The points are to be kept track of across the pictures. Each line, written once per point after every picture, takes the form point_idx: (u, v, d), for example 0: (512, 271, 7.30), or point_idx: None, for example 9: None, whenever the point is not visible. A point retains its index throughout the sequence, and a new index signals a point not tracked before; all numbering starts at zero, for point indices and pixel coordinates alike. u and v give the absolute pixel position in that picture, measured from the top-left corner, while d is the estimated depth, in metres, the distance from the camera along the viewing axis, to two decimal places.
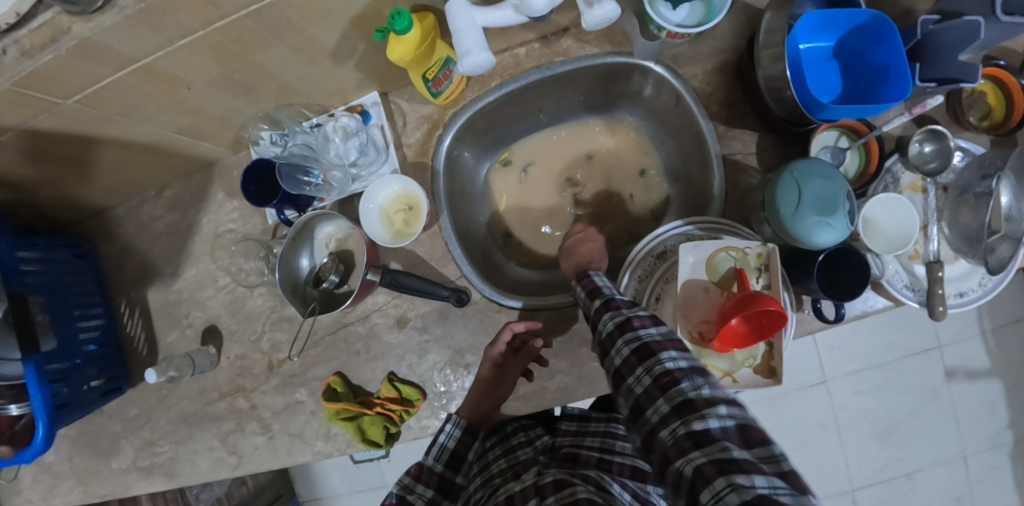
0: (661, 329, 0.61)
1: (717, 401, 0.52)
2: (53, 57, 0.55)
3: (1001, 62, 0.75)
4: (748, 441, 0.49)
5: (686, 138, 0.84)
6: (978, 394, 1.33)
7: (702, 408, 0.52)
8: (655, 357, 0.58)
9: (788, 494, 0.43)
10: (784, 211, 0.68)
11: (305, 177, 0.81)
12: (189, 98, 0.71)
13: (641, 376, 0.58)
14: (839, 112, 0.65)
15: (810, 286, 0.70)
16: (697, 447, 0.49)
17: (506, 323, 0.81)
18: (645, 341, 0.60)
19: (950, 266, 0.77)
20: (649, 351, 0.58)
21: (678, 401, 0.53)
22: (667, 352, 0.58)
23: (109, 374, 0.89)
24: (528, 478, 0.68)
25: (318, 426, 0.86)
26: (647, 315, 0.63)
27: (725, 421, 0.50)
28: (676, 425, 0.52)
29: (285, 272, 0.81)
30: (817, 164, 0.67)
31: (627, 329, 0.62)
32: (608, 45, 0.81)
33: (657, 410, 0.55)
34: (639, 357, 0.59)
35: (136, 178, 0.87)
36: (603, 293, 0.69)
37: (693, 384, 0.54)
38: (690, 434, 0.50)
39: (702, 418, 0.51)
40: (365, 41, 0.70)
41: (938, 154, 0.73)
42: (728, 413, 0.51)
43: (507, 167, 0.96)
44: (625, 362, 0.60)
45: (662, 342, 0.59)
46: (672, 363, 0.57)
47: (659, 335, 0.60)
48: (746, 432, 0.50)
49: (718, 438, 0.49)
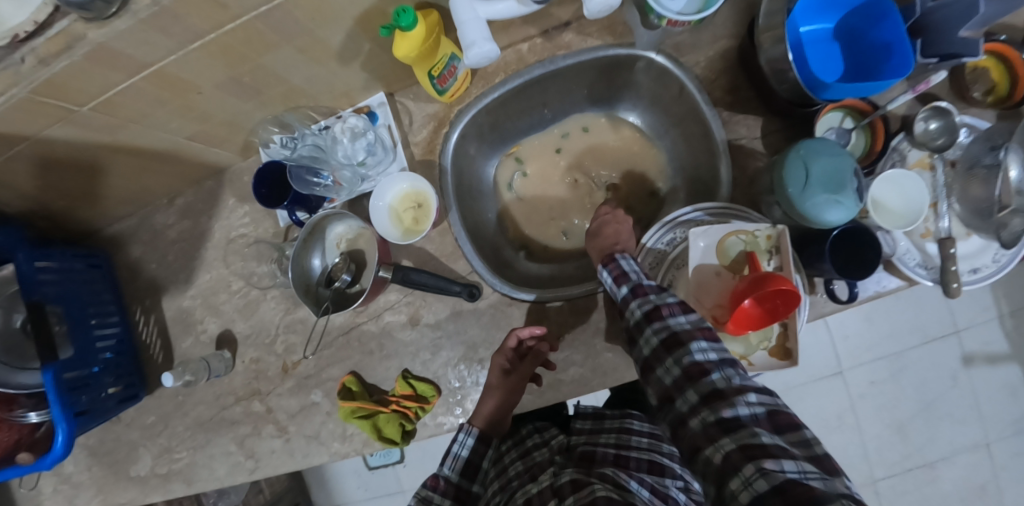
0: (690, 318, 0.61)
1: (747, 389, 0.53)
2: (68, 64, 0.57)
3: (1002, 37, 0.75)
4: (778, 427, 0.50)
5: (691, 127, 0.85)
6: (999, 379, 1.31)
7: (732, 396, 0.53)
8: (686, 347, 0.58)
9: (818, 478, 0.44)
10: (793, 190, 0.67)
11: (314, 178, 0.82)
12: (200, 103, 0.72)
13: (670, 366, 0.59)
14: (843, 91, 0.66)
15: (823, 267, 0.70)
16: (726, 433, 0.50)
17: (512, 327, 0.82)
18: (674, 331, 0.60)
19: (962, 242, 0.76)
20: (680, 341, 0.59)
21: (708, 392, 0.54)
22: (698, 342, 0.58)
23: (125, 382, 0.90)
24: (544, 479, 0.69)
25: (334, 427, 0.86)
26: (676, 303, 0.63)
27: (754, 408, 0.51)
28: (706, 414, 0.53)
29: (298, 273, 0.81)
30: (824, 142, 0.68)
31: (655, 318, 0.62)
32: (609, 37, 0.82)
33: (686, 401, 0.55)
34: (668, 348, 0.60)
35: (148, 187, 0.88)
36: (630, 278, 0.68)
37: (724, 375, 0.55)
38: (720, 422, 0.51)
39: (730, 405, 0.52)
40: (370, 40, 0.71)
41: (944, 130, 0.73)
42: (757, 400, 0.52)
43: (512, 160, 0.98)
44: (654, 353, 0.61)
45: (691, 331, 0.60)
46: (702, 355, 0.57)
47: (687, 324, 0.61)
48: (777, 419, 0.51)
49: (749, 424, 0.50)
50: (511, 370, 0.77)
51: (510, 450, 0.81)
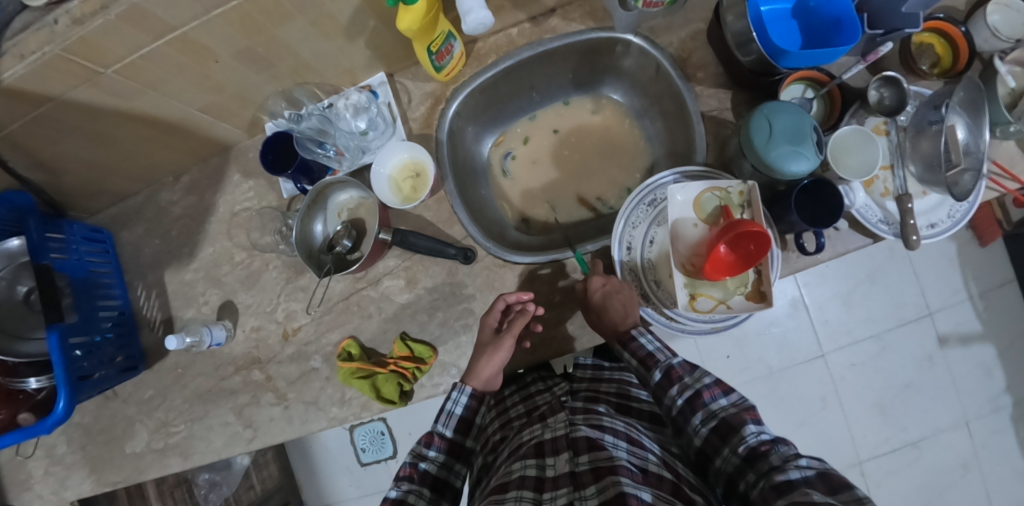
0: (731, 399, 0.66)
1: (798, 455, 0.56)
2: (102, 23, 0.62)
3: (940, 15, 0.83)
4: (832, 487, 0.52)
5: (668, 103, 0.92)
6: (974, 359, 1.36)
7: (787, 467, 0.55)
8: (738, 433, 0.62)
9: None
10: (758, 144, 0.73)
11: (318, 147, 0.87)
12: (215, 72, 0.78)
13: (728, 455, 0.62)
14: (800, 58, 0.74)
15: (791, 220, 0.76)
16: (780, 496, 0.53)
17: (500, 294, 0.85)
18: (721, 417, 0.64)
19: (920, 200, 0.83)
20: (730, 428, 0.63)
21: (764, 469, 0.57)
22: (748, 426, 0.62)
23: (126, 353, 0.92)
24: (557, 425, 0.74)
25: (333, 392, 0.88)
26: (714, 384, 0.67)
27: (805, 470, 0.54)
28: (761, 482, 0.56)
29: (301, 238, 0.86)
30: (784, 103, 0.74)
31: (698, 406, 0.66)
32: (591, 22, 0.89)
33: (749, 483, 0.58)
34: (721, 436, 0.63)
35: (156, 163, 0.93)
36: (659, 362, 0.72)
37: (781, 454, 0.57)
38: (774, 486, 0.54)
39: (783, 471, 0.55)
40: (375, 17, 0.78)
41: (896, 97, 0.80)
42: (808, 464, 0.55)
43: (511, 139, 1.04)
44: (708, 441, 0.64)
45: (738, 414, 0.64)
46: (755, 437, 0.60)
47: (732, 407, 0.65)
48: (829, 478, 0.53)
49: (800, 486, 0.52)
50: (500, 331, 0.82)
51: (513, 395, 0.90)
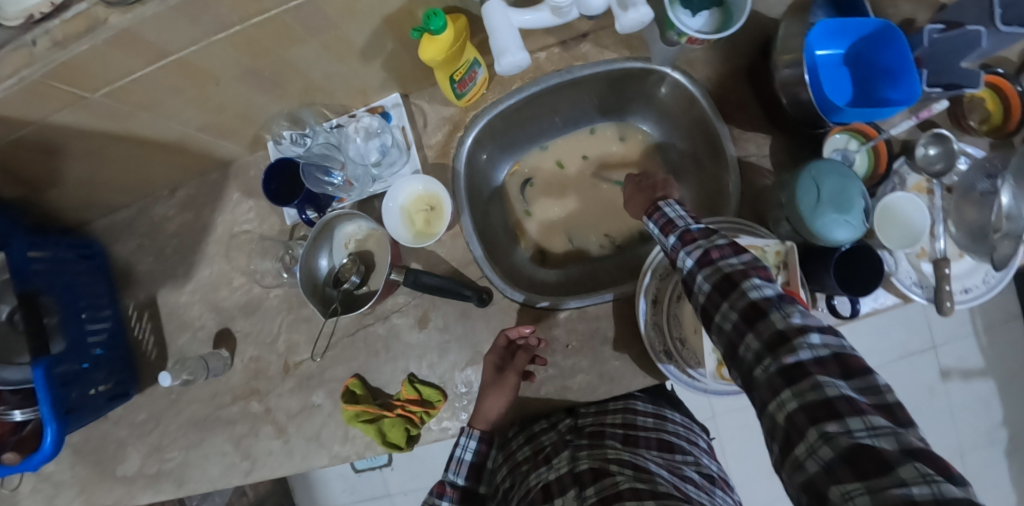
0: (744, 259, 0.58)
1: (810, 329, 0.49)
2: (87, 48, 0.55)
3: (1000, 70, 0.79)
4: (847, 370, 0.46)
5: (700, 141, 0.87)
6: (974, 392, 1.30)
7: (794, 338, 0.49)
8: (740, 288, 0.55)
9: (891, 435, 0.41)
10: (804, 209, 0.69)
11: (325, 177, 0.81)
12: (216, 94, 0.71)
13: (727, 311, 0.55)
14: (854, 115, 0.68)
15: (826, 282, 0.72)
16: (787, 384, 0.47)
17: (503, 330, 0.82)
18: (726, 273, 0.57)
19: (956, 262, 0.80)
20: (733, 282, 0.56)
21: (769, 336, 0.50)
22: (751, 279, 0.55)
23: (116, 378, 0.87)
24: (560, 464, 0.70)
25: (335, 429, 0.85)
26: (727, 246, 0.61)
27: (818, 351, 0.47)
28: (768, 361, 0.49)
29: (306, 273, 0.81)
30: (830, 164, 0.70)
31: (706, 263, 0.60)
32: (625, 50, 0.83)
33: (748, 348, 0.52)
34: (723, 292, 0.57)
35: (150, 177, 0.86)
36: (678, 228, 0.68)
37: (783, 312, 0.51)
38: (781, 370, 0.48)
39: (793, 352, 0.48)
40: (395, 40, 0.71)
41: (943, 156, 0.77)
42: (822, 342, 0.48)
43: (543, 162, 0.98)
44: (711, 298, 0.58)
45: (745, 271, 0.57)
46: (759, 291, 0.54)
47: (741, 264, 0.58)
48: (844, 361, 0.47)
49: (813, 372, 0.46)
50: (503, 367, 0.79)
51: (517, 436, 0.82)
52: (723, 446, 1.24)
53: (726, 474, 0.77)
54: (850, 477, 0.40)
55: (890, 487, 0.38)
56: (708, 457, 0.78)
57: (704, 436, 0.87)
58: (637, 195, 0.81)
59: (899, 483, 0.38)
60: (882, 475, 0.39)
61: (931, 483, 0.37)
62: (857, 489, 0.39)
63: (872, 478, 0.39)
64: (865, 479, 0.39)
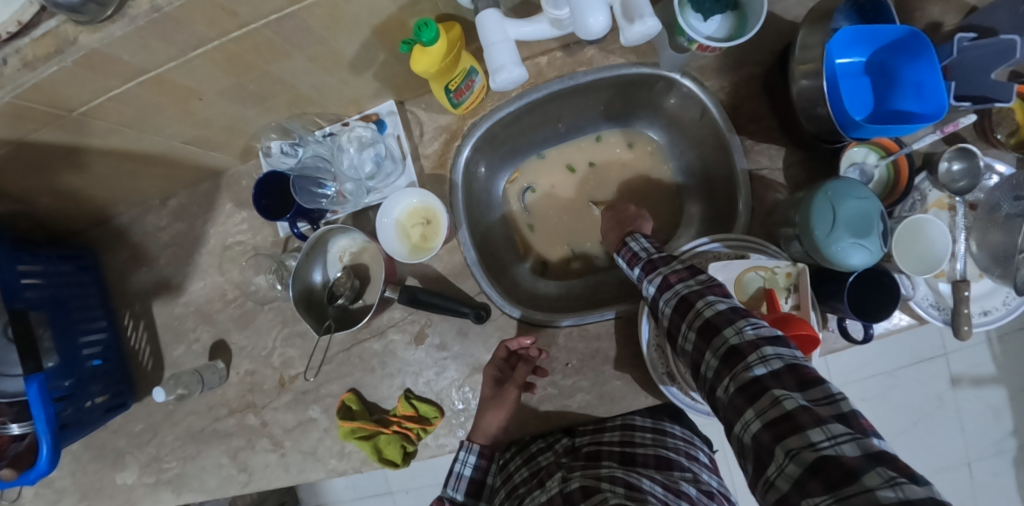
0: (700, 278, 0.59)
1: (762, 343, 0.47)
2: (57, 69, 0.52)
3: None
4: (803, 382, 0.44)
5: (710, 151, 0.83)
6: (984, 401, 1.23)
7: (748, 353, 0.47)
8: (694, 308, 0.55)
9: (852, 441, 0.39)
10: (818, 233, 0.66)
11: (319, 189, 0.79)
12: (200, 109, 0.68)
13: (686, 332, 0.55)
14: (875, 132, 0.64)
15: (838, 305, 0.69)
16: (747, 403, 0.45)
17: (503, 342, 0.79)
18: (682, 295, 0.58)
19: (975, 283, 0.76)
20: (688, 304, 0.56)
21: (724, 352, 0.49)
22: (706, 298, 0.55)
23: (113, 390, 0.86)
24: (552, 486, 0.69)
25: (332, 444, 0.84)
26: (684, 269, 0.61)
27: (772, 364, 0.45)
28: (727, 380, 0.48)
29: (299, 289, 0.78)
30: (850, 184, 0.66)
31: (666, 288, 0.61)
32: (632, 56, 0.78)
33: (708, 366, 0.51)
34: (681, 314, 0.56)
35: (141, 187, 0.84)
36: (640, 258, 0.70)
37: (734, 327, 0.50)
38: (740, 389, 0.46)
39: (748, 368, 0.46)
40: (386, 51, 0.67)
41: (967, 172, 0.72)
42: (775, 353, 0.46)
43: (556, 167, 0.94)
44: (672, 321, 0.58)
45: (700, 290, 0.57)
46: (711, 309, 0.53)
47: (696, 284, 0.58)
48: (800, 372, 0.44)
49: (770, 385, 0.44)
50: (503, 380, 0.77)
51: (514, 458, 0.80)
52: (726, 458, 1.23)
53: (728, 489, 0.73)
54: (818, 490, 0.38)
55: (857, 496, 0.36)
56: (709, 472, 0.74)
57: (706, 449, 0.82)
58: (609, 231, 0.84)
59: (866, 490, 0.36)
60: (848, 483, 0.37)
61: (898, 487, 0.35)
62: (825, 502, 0.37)
63: (838, 488, 0.37)
64: (833, 490, 0.37)
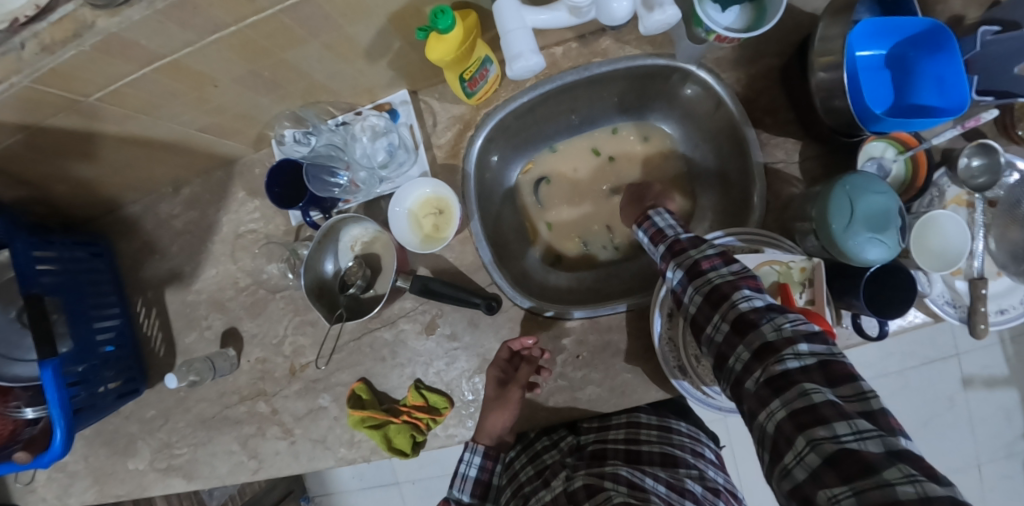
0: (733, 268, 0.58)
1: (798, 339, 0.46)
2: (75, 53, 0.52)
3: None
4: (833, 379, 0.43)
5: (725, 144, 0.82)
6: (997, 402, 1.22)
7: (783, 349, 0.46)
8: (729, 298, 0.54)
9: (875, 436, 0.38)
10: (835, 227, 0.65)
11: (332, 178, 0.79)
12: (215, 96, 0.68)
13: (718, 322, 0.54)
14: (895, 125, 0.63)
15: (852, 301, 0.68)
16: (774, 394, 0.44)
17: (508, 341, 0.79)
18: (715, 283, 0.57)
19: (993, 282, 0.75)
20: (722, 294, 0.55)
21: (758, 345, 0.48)
22: (741, 290, 0.54)
23: (126, 376, 0.87)
24: (557, 484, 0.69)
25: (342, 432, 0.84)
26: (716, 256, 0.60)
27: (805, 359, 0.45)
28: (757, 373, 0.47)
29: (311, 277, 0.79)
30: (867, 179, 0.65)
31: (696, 275, 0.60)
32: (648, 47, 0.77)
33: (737, 358, 0.50)
34: (713, 303, 0.55)
35: (154, 175, 0.84)
36: (668, 238, 0.69)
37: (771, 322, 0.49)
38: (769, 381, 0.45)
39: (781, 361, 0.46)
40: (401, 39, 0.67)
41: (987, 169, 0.71)
42: (810, 351, 0.45)
43: (576, 154, 0.94)
44: (701, 309, 0.57)
45: (735, 281, 0.56)
46: (747, 302, 0.52)
47: (730, 274, 0.57)
48: (831, 369, 0.44)
49: (799, 380, 0.44)
50: (506, 381, 0.77)
51: (520, 455, 0.82)
52: (733, 454, 1.22)
53: (734, 487, 0.73)
54: (835, 481, 0.38)
55: (874, 489, 0.35)
56: (715, 470, 0.74)
57: (712, 446, 0.83)
58: (629, 206, 0.86)
59: (883, 484, 0.35)
60: (865, 476, 0.36)
61: (916, 483, 0.34)
62: (842, 492, 0.37)
63: (855, 479, 0.37)
64: (850, 482, 0.37)
